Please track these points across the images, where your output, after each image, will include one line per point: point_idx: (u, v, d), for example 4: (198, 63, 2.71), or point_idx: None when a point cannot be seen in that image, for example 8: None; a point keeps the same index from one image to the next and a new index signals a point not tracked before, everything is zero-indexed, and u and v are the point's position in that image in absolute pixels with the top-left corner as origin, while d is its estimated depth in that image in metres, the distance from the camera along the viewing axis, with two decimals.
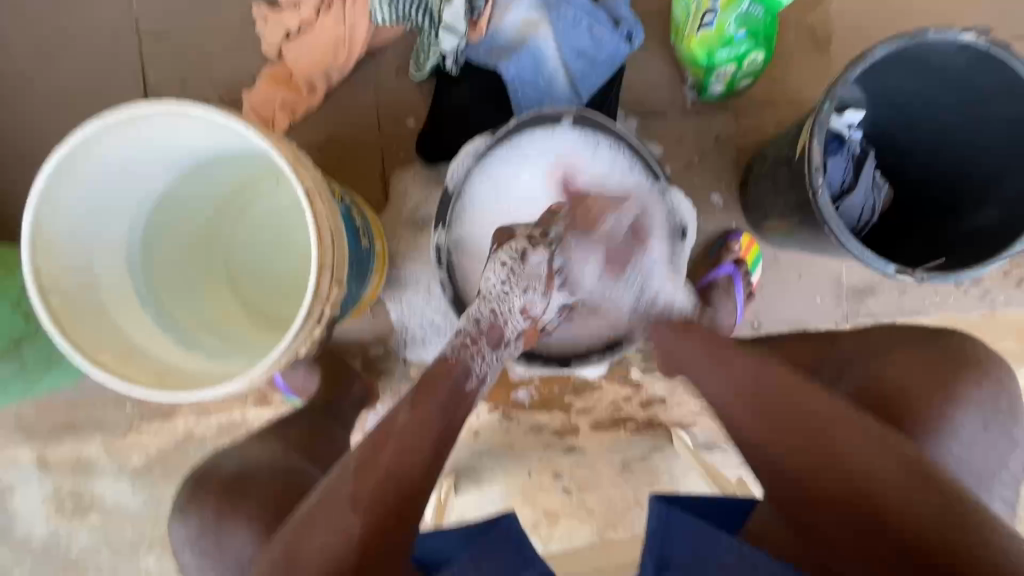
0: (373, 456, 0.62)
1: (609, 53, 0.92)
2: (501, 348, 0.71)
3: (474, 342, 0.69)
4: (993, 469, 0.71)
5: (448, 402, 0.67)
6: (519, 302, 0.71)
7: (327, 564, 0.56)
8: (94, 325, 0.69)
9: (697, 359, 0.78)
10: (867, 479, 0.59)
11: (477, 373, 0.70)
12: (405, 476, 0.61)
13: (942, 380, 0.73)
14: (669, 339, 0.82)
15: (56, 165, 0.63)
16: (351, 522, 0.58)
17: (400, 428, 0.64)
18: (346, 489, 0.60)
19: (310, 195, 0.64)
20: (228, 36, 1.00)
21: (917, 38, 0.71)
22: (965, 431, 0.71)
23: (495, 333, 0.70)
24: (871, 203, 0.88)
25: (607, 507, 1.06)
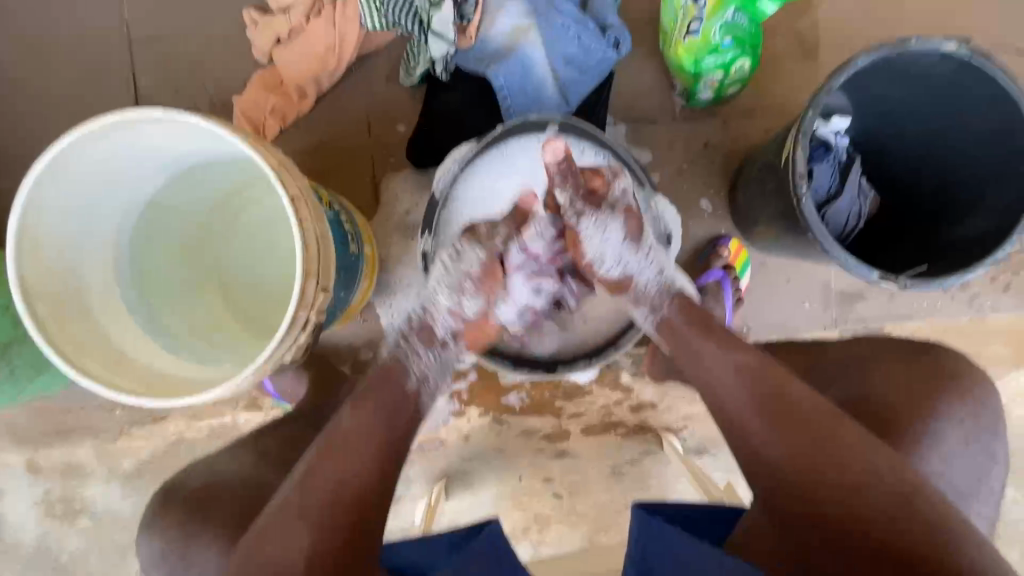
0: (323, 464, 0.64)
1: (598, 60, 0.93)
2: (438, 347, 0.76)
3: (407, 339, 0.75)
4: (974, 486, 0.71)
5: (393, 407, 0.71)
6: (445, 302, 0.75)
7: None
8: (81, 331, 0.69)
9: (696, 343, 0.74)
10: (845, 483, 0.59)
11: (415, 371, 0.74)
12: (354, 483, 0.63)
13: (925, 394, 0.73)
14: (683, 329, 0.76)
15: (41, 174, 0.63)
16: (303, 528, 0.59)
17: (344, 433, 0.67)
18: (297, 503, 0.61)
19: (295, 202, 0.64)
20: (220, 41, 1.00)
21: (900, 47, 0.72)
22: (949, 444, 0.71)
23: (427, 331, 0.75)
24: (856, 210, 0.88)
25: (598, 511, 1.09)
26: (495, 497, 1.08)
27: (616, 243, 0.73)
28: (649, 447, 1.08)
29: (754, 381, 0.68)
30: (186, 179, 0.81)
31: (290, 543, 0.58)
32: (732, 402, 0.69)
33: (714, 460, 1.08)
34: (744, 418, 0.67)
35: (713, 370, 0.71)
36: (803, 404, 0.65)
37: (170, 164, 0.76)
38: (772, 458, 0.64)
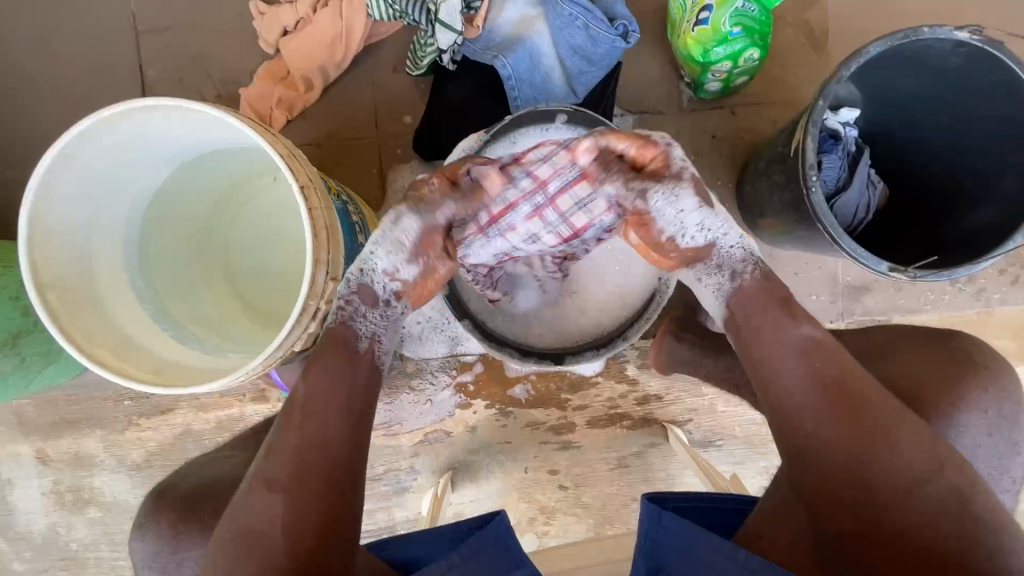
0: (288, 444, 0.64)
1: (606, 51, 0.91)
2: (381, 309, 0.72)
3: (349, 304, 0.70)
4: (993, 474, 0.72)
5: (356, 382, 0.68)
6: (382, 265, 0.69)
7: (261, 545, 0.60)
8: (91, 319, 0.70)
9: (767, 328, 0.68)
10: (900, 483, 0.59)
11: (365, 333, 0.70)
12: (319, 464, 0.63)
13: (949, 382, 0.73)
14: (753, 315, 0.70)
15: (52, 162, 0.63)
16: (276, 506, 0.61)
17: (301, 404, 0.65)
18: (262, 474, 0.63)
19: (305, 190, 0.65)
20: (226, 33, 1.00)
21: (912, 36, 0.71)
22: (970, 434, 0.71)
23: (368, 293, 0.71)
24: (865, 202, 0.87)
25: (603, 503, 1.09)
26: (500, 489, 1.09)
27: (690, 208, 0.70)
28: (655, 439, 1.08)
29: (828, 372, 0.64)
30: (194, 169, 0.81)
31: (266, 520, 0.61)
32: (795, 398, 0.65)
33: (720, 452, 1.08)
34: (799, 413, 0.64)
35: (784, 361, 0.66)
36: (868, 403, 0.63)
37: (179, 152, 0.76)
38: (828, 449, 0.62)
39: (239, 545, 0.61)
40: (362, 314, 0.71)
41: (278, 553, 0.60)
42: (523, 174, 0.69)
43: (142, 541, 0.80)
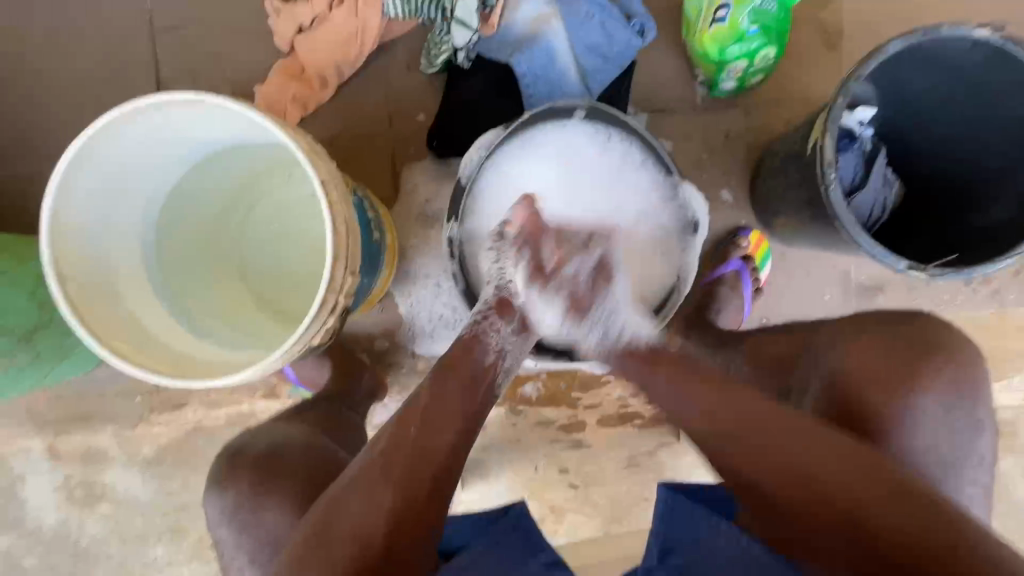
0: (403, 435, 0.63)
1: (621, 49, 0.92)
2: (519, 324, 0.74)
3: (487, 317, 0.73)
4: (956, 456, 0.70)
5: (472, 387, 0.69)
6: (512, 270, 0.75)
7: (358, 538, 0.57)
8: (111, 312, 0.70)
9: (654, 381, 0.72)
10: (812, 477, 0.59)
11: (494, 346, 0.72)
12: (431, 462, 0.62)
13: (906, 367, 0.71)
14: (631, 370, 0.75)
15: (74, 155, 0.63)
16: (383, 497, 0.59)
17: (423, 411, 0.65)
18: (372, 472, 0.61)
19: (326, 185, 0.65)
20: (241, 30, 1.01)
21: (931, 34, 0.71)
22: (927, 418, 0.70)
23: (503, 304, 0.74)
24: (881, 200, 0.89)
25: (614, 502, 1.09)
26: (510, 487, 1.08)
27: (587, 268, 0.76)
28: (666, 438, 1.08)
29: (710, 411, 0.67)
30: (210, 165, 0.81)
31: (370, 509, 0.59)
32: (700, 429, 0.67)
33: None
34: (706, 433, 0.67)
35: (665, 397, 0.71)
36: (767, 416, 0.63)
37: (197, 149, 0.77)
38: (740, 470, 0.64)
39: (329, 540, 0.58)
40: (497, 329, 0.73)
41: (371, 544, 0.57)
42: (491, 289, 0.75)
43: (220, 495, 0.78)
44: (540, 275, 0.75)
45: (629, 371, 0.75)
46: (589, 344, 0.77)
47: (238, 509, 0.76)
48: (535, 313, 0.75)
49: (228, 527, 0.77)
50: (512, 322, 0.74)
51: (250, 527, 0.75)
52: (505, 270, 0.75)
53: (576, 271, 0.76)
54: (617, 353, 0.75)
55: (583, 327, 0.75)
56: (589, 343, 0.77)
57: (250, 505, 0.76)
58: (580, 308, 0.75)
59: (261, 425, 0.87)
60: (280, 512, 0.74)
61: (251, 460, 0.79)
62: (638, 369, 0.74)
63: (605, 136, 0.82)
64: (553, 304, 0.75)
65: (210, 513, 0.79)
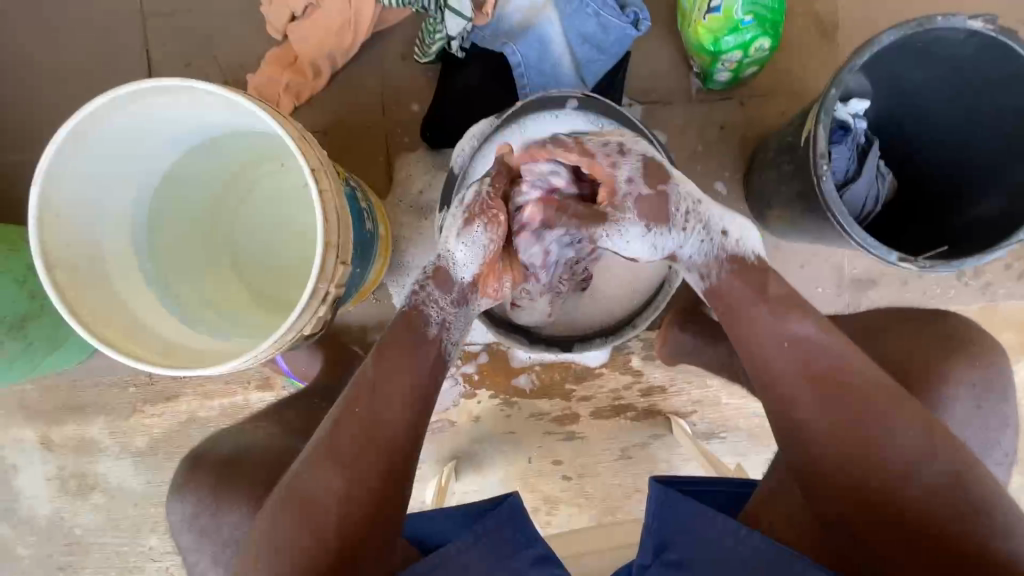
0: (350, 421, 0.64)
1: (617, 38, 0.91)
2: (458, 294, 0.70)
3: (422, 286, 0.69)
4: (983, 445, 0.72)
5: (422, 360, 0.67)
6: (454, 247, 0.69)
7: (321, 508, 0.61)
8: (101, 300, 0.70)
9: (754, 309, 0.66)
10: (872, 464, 0.59)
11: (437, 318, 0.69)
12: (379, 451, 0.63)
13: (940, 358, 0.73)
14: (738, 291, 0.67)
15: (62, 142, 0.63)
16: (335, 482, 0.62)
17: (371, 383, 0.65)
18: (327, 449, 0.63)
19: (316, 173, 0.64)
20: (234, 19, 1.00)
21: (925, 24, 0.71)
22: (958, 407, 0.71)
23: (443, 273, 0.69)
24: (874, 194, 0.88)
25: (607, 494, 1.09)
26: (502, 479, 1.09)
27: (642, 238, 0.68)
28: (658, 430, 1.08)
29: (800, 379, 0.63)
30: (202, 154, 0.81)
31: (324, 490, 0.62)
32: (784, 365, 0.64)
33: (724, 444, 1.08)
34: (792, 402, 0.63)
35: (777, 359, 0.64)
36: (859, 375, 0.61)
37: (188, 136, 0.76)
38: (806, 441, 0.62)
39: (293, 509, 0.62)
40: (434, 300, 0.69)
41: (326, 526, 0.61)
42: (469, 239, 0.68)
43: (179, 503, 0.79)
44: (482, 216, 0.68)
45: (732, 291, 0.67)
46: (690, 250, 0.69)
47: (233, 497, 0.77)
48: (620, 249, 0.69)
49: (189, 531, 0.78)
50: (610, 231, 0.67)
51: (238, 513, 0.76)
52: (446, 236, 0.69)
53: (630, 182, 0.68)
54: (723, 265, 0.68)
55: (678, 236, 0.69)
56: (683, 253, 0.70)
57: (208, 509, 0.78)
58: (659, 211, 0.67)
59: (240, 424, 0.89)
60: (240, 513, 0.76)
61: (212, 463, 0.81)
62: (750, 291, 0.66)
63: None
64: (636, 225, 0.67)
65: (172, 517, 0.80)
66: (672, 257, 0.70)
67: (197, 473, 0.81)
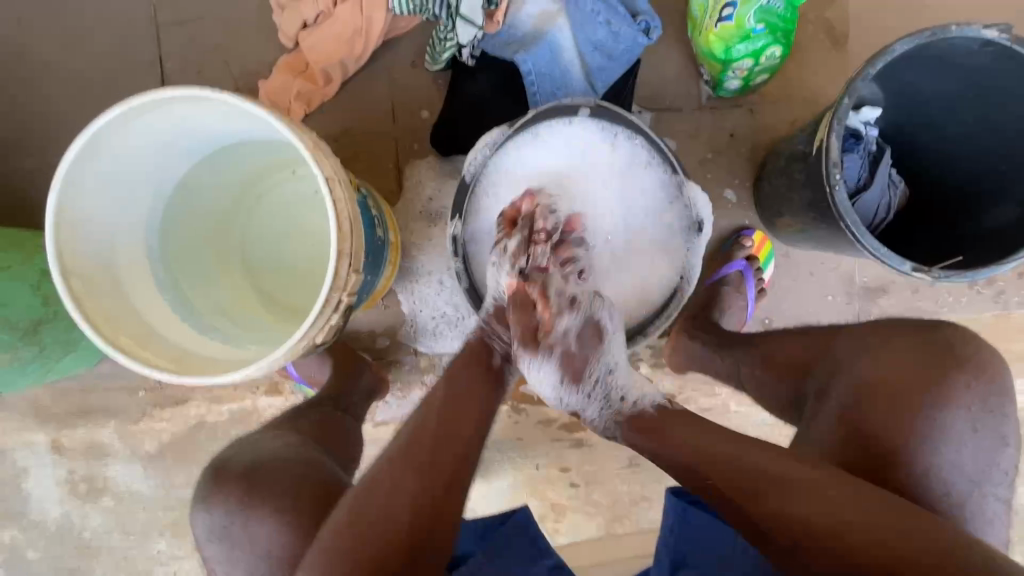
0: (425, 422, 0.67)
1: (627, 47, 0.92)
2: (521, 334, 0.78)
3: (490, 321, 0.79)
4: (983, 471, 0.65)
5: (487, 383, 0.75)
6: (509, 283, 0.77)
7: (388, 523, 0.57)
8: (114, 306, 0.70)
9: (681, 430, 0.68)
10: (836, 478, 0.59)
11: (499, 349, 0.78)
12: (452, 451, 0.65)
13: (932, 380, 0.66)
14: (639, 442, 0.70)
15: (79, 150, 0.63)
16: (410, 480, 0.61)
17: (443, 402, 0.70)
18: (403, 460, 0.63)
19: (331, 182, 0.65)
20: (247, 27, 1.01)
21: (939, 34, 0.70)
22: (952, 432, 0.65)
23: (501, 311, 0.78)
24: (886, 201, 0.88)
25: (615, 501, 1.09)
26: (510, 486, 1.08)
27: (552, 382, 0.76)
28: None
29: (722, 441, 0.65)
30: (215, 161, 0.81)
31: (400, 489, 0.60)
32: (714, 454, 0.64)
33: None
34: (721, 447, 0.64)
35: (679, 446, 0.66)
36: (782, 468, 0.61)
37: (201, 144, 0.77)
38: (761, 464, 0.61)
39: (350, 533, 0.57)
40: (498, 334, 0.79)
41: (400, 520, 0.58)
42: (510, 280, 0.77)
43: (207, 513, 0.74)
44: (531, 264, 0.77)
45: (635, 441, 0.71)
46: (591, 413, 0.76)
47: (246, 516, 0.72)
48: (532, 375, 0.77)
49: (217, 543, 0.74)
50: (529, 361, 0.76)
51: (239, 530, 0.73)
52: (495, 279, 0.79)
53: (567, 328, 0.76)
54: (620, 425, 0.73)
55: (580, 396, 0.75)
56: (588, 415, 0.76)
57: (238, 520, 0.72)
58: (575, 375, 0.75)
59: (251, 436, 0.84)
60: (269, 524, 0.71)
61: (234, 475, 0.75)
62: (651, 442, 0.69)
63: (610, 134, 0.82)
64: (573, 328, 0.76)
65: (196, 529, 0.75)
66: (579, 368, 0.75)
67: (222, 487, 0.74)
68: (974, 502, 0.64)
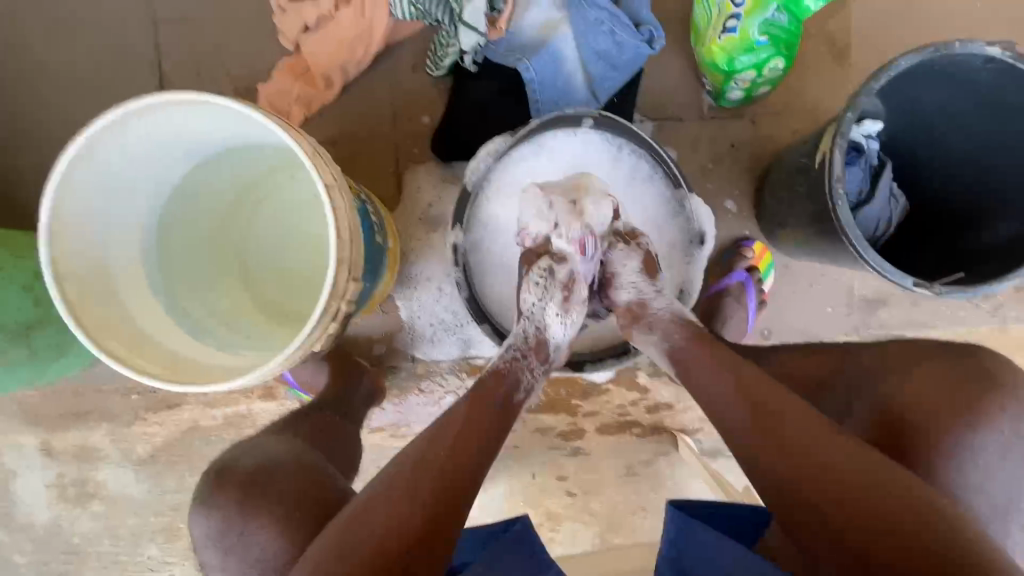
0: (438, 441, 0.63)
1: (631, 57, 0.91)
2: (547, 364, 0.74)
3: (525, 356, 0.72)
4: (1011, 498, 0.66)
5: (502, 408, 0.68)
6: (555, 315, 0.73)
7: (378, 539, 0.55)
8: (107, 312, 0.69)
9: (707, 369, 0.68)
10: (862, 486, 0.55)
11: (526, 385, 0.71)
12: (462, 470, 0.61)
13: (964, 402, 0.66)
14: (690, 351, 0.71)
15: (75, 152, 0.62)
16: (409, 505, 0.57)
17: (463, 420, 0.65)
18: (407, 480, 0.59)
19: (330, 190, 0.64)
20: (247, 28, 1.00)
21: (943, 50, 0.71)
22: (984, 457, 0.66)
23: (541, 344, 0.74)
24: (887, 215, 0.88)
25: (611, 511, 1.08)
26: (508, 494, 1.08)
27: (634, 269, 0.77)
28: (664, 447, 1.08)
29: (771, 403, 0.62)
30: (213, 164, 0.81)
31: (398, 512, 0.57)
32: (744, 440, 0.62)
33: (730, 463, 1.08)
34: (755, 406, 0.62)
35: (712, 389, 0.66)
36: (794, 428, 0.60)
37: (199, 148, 0.76)
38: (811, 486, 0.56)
39: (347, 539, 0.57)
40: (530, 367, 0.72)
41: (387, 550, 0.54)
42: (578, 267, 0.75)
43: (206, 517, 0.74)
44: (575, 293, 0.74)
45: (682, 352, 0.71)
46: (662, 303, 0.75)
47: (247, 527, 0.71)
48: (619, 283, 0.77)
49: (215, 550, 0.73)
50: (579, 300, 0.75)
51: (236, 538, 0.72)
52: (547, 312, 0.73)
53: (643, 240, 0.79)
54: (681, 327, 0.73)
55: (655, 284, 0.77)
56: (654, 305, 0.75)
57: (237, 527, 0.72)
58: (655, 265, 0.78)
59: (251, 438, 0.83)
60: (269, 534, 0.70)
61: (237, 480, 0.75)
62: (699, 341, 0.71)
63: (615, 145, 0.82)
64: (632, 262, 0.77)
65: (195, 532, 0.74)
66: (643, 305, 0.75)
67: (222, 488, 0.75)
68: (994, 527, 0.66)
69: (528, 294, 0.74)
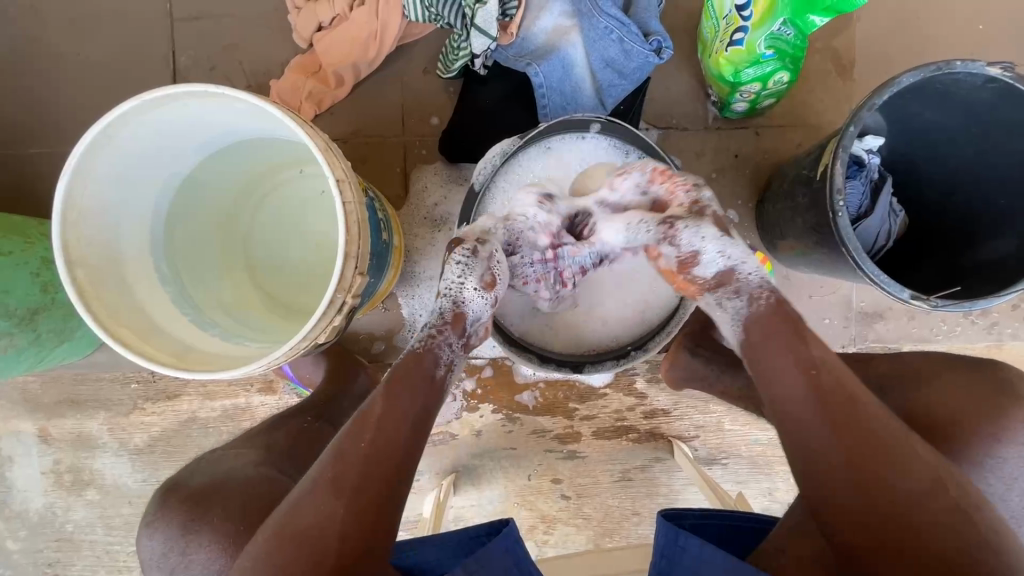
0: (353, 444, 0.61)
1: (639, 65, 0.93)
2: (467, 340, 0.72)
3: (439, 332, 0.70)
4: None
5: (424, 396, 0.66)
6: (473, 288, 0.72)
7: (311, 542, 0.57)
8: (116, 299, 0.70)
9: (776, 350, 0.64)
10: (918, 479, 0.55)
11: (444, 360, 0.69)
12: (386, 465, 0.60)
13: (992, 412, 0.67)
14: (780, 326, 0.65)
15: (90, 142, 0.63)
16: (337, 507, 0.58)
17: (377, 417, 0.63)
18: (330, 480, 0.60)
19: (340, 184, 0.65)
20: (262, 25, 1.01)
21: (945, 68, 0.72)
22: (1010, 468, 0.66)
23: (457, 318, 0.71)
24: (887, 228, 0.89)
25: (604, 515, 1.08)
26: (502, 496, 1.08)
27: (713, 237, 0.72)
28: (661, 454, 1.08)
29: (851, 381, 0.61)
30: (223, 156, 0.82)
31: (322, 518, 0.57)
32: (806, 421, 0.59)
33: (725, 471, 1.08)
34: (822, 389, 0.60)
35: (785, 378, 0.62)
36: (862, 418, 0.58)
37: (212, 140, 0.77)
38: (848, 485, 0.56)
39: (278, 545, 0.58)
40: (448, 343, 0.70)
41: (325, 550, 0.56)
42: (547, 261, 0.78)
43: (150, 540, 0.76)
44: (495, 279, 0.73)
45: (759, 330, 0.66)
46: (750, 267, 0.71)
47: (205, 532, 0.74)
48: (688, 244, 0.72)
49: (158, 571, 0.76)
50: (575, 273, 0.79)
51: (203, 552, 0.73)
52: (463, 283, 0.71)
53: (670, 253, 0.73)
54: (768, 295, 0.68)
55: (738, 257, 0.71)
56: (743, 271, 0.70)
57: (180, 545, 0.74)
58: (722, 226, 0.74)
59: (214, 453, 0.86)
60: (211, 548, 0.73)
61: (185, 496, 0.78)
62: (789, 327, 0.65)
63: (622, 151, 0.84)
64: (705, 233, 0.72)
65: (145, 555, 0.77)
66: (732, 272, 0.70)
67: (168, 506, 0.78)
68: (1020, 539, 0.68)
69: (450, 268, 0.72)
